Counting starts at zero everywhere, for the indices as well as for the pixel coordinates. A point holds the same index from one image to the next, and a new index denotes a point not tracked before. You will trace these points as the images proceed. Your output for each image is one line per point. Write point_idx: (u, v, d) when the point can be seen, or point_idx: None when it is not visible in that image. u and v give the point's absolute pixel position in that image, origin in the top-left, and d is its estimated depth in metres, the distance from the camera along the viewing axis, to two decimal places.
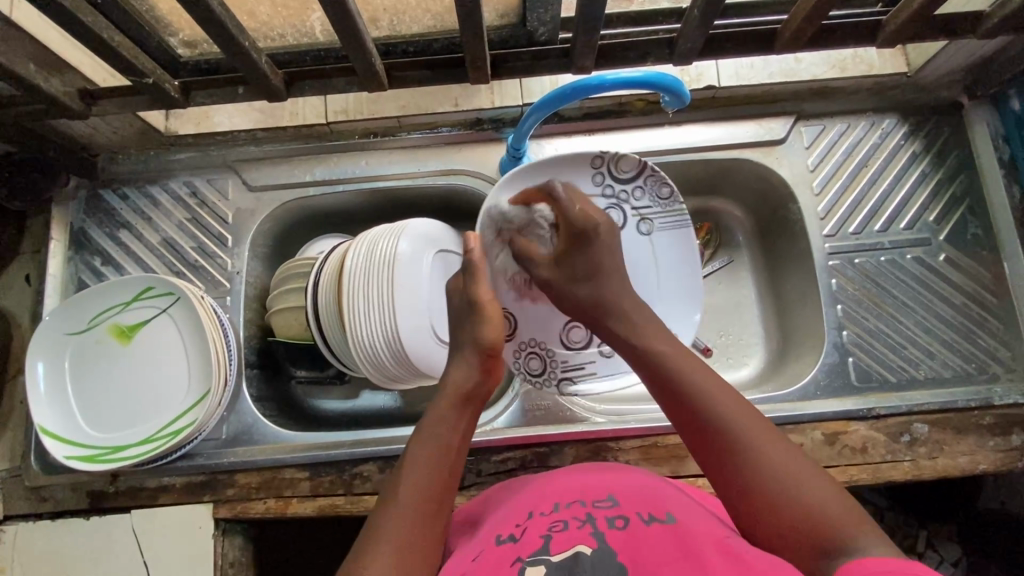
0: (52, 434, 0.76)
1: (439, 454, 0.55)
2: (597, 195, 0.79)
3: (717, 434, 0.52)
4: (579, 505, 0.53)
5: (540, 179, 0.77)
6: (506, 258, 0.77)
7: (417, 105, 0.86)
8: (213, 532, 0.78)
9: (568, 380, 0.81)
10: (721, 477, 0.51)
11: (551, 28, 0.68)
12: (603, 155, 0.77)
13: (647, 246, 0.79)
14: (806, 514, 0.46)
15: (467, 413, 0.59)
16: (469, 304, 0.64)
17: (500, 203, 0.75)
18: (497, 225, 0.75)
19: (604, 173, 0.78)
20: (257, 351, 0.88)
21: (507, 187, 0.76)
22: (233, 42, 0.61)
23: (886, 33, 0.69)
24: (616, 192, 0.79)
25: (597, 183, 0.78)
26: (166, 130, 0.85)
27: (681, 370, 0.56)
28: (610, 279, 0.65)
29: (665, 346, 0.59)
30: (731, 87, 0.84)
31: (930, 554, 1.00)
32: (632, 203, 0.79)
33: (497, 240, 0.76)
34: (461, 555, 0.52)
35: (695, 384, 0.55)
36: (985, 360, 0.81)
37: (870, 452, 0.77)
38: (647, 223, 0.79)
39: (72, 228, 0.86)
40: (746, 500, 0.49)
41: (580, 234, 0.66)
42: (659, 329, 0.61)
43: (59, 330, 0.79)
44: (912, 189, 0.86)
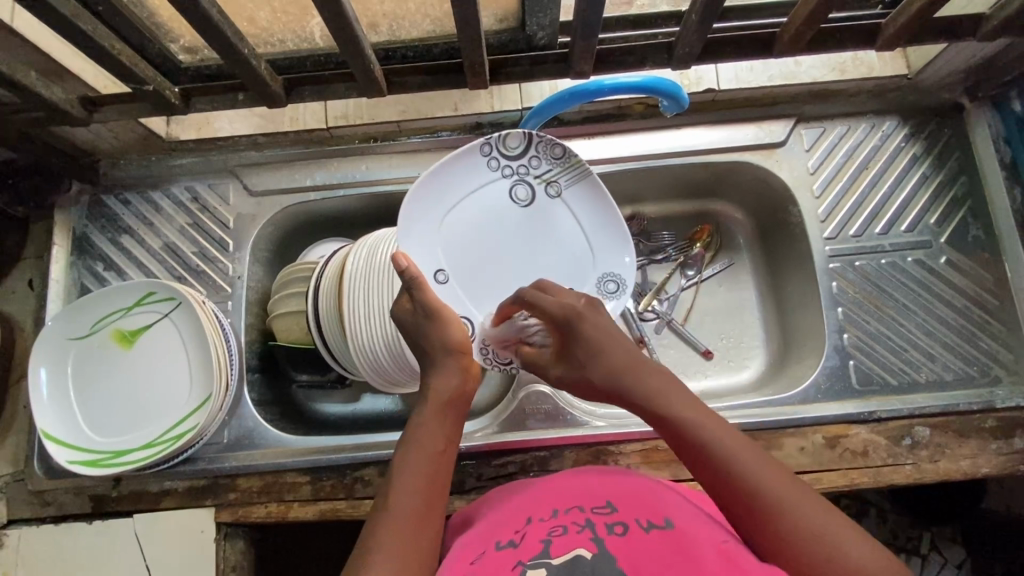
0: (55, 439, 0.76)
1: (427, 453, 0.56)
2: (499, 180, 0.70)
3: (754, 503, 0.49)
4: (578, 510, 0.53)
5: (451, 175, 0.69)
6: (439, 258, 0.68)
7: (416, 110, 0.86)
8: (215, 536, 0.78)
9: None
10: (766, 548, 0.48)
11: (550, 32, 0.69)
12: (488, 138, 0.69)
13: (566, 207, 0.70)
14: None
15: (451, 414, 0.59)
16: (427, 313, 0.62)
17: (412, 211, 0.67)
18: (413, 229, 0.67)
19: (496, 155, 0.70)
20: (259, 355, 0.88)
21: (419, 192, 0.67)
22: (232, 49, 0.61)
23: (886, 36, 0.69)
24: (516, 168, 0.70)
25: (495, 168, 0.70)
26: (167, 135, 0.85)
27: (705, 436, 0.53)
28: (607, 355, 0.59)
29: (681, 408, 0.55)
30: (730, 90, 0.84)
31: (933, 557, 1.01)
32: (534, 173, 0.70)
33: (422, 243, 0.68)
34: (460, 557, 0.51)
35: (718, 448, 0.52)
36: (986, 362, 0.81)
37: (871, 456, 0.77)
38: (554, 187, 0.70)
39: (74, 233, 0.86)
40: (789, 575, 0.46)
41: (569, 322, 0.60)
42: (670, 385, 0.57)
43: (62, 335, 0.79)
44: (913, 191, 0.86)
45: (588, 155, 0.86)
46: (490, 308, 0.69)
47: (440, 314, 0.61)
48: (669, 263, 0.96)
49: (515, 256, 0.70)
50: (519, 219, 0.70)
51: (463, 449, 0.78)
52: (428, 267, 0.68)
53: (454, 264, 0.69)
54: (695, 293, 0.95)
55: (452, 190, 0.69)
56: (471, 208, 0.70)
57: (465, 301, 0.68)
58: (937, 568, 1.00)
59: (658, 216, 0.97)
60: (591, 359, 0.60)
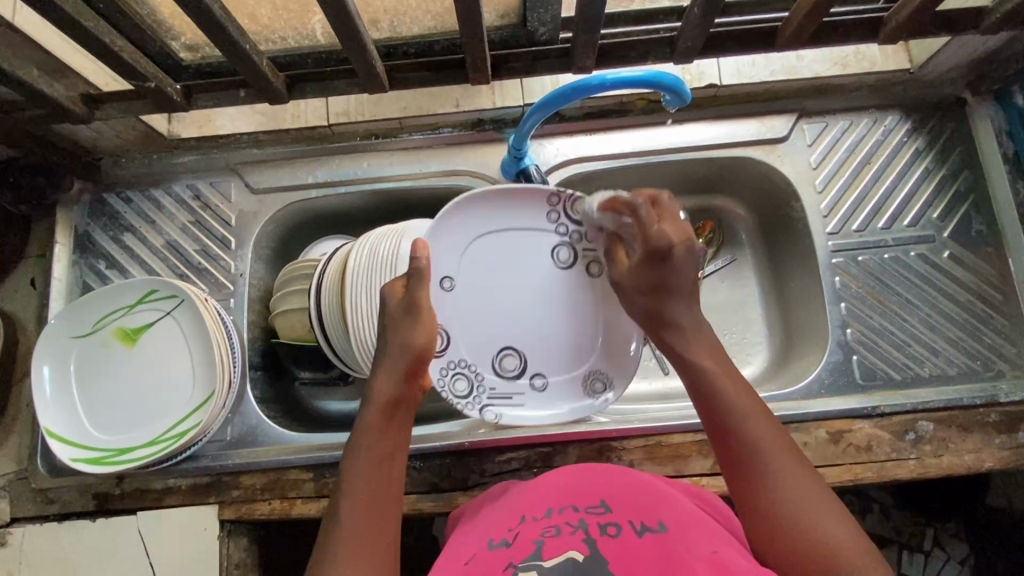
0: (59, 437, 0.76)
1: (373, 467, 0.55)
2: (551, 235, 0.71)
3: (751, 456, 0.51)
4: (571, 511, 0.54)
5: (509, 208, 0.70)
6: (455, 270, 0.69)
7: (418, 106, 0.86)
8: (218, 533, 0.78)
9: (494, 408, 0.71)
10: (748, 496, 0.50)
11: (552, 28, 0.68)
12: (562, 192, 0.70)
13: (593, 290, 0.72)
14: (820, 549, 0.46)
15: (399, 417, 0.59)
16: (407, 308, 0.61)
17: (460, 220, 0.68)
18: (450, 233, 0.68)
19: (561, 210, 0.71)
20: (261, 352, 0.88)
21: (469, 206, 0.68)
22: (233, 45, 0.61)
23: (888, 29, 0.69)
24: (572, 232, 0.71)
25: (553, 221, 0.71)
26: (169, 132, 0.85)
27: (721, 383, 0.54)
28: (687, 293, 0.60)
29: (708, 358, 0.56)
30: (732, 85, 0.84)
31: (936, 553, 1.01)
32: (583, 243, 0.72)
33: (450, 250, 0.69)
34: (451, 560, 0.52)
35: (736, 402, 0.53)
36: (990, 357, 0.81)
37: (874, 450, 0.77)
38: (596, 269, 0.72)
39: (76, 231, 0.86)
40: (764, 527, 0.49)
41: (662, 252, 0.60)
42: (707, 335, 0.58)
43: (64, 333, 0.79)
44: (915, 186, 0.85)
45: (590, 151, 0.86)
46: (471, 340, 0.70)
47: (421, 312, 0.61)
48: None
49: (521, 302, 0.71)
50: (547, 275, 0.72)
51: (465, 446, 0.78)
52: (440, 273, 0.68)
53: (467, 287, 0.69)
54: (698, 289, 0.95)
55: (508, 218, 0.71)
56: (513, 249, 0.71)
57: (454, 324, 0.69)
58: (941, 564, 1.00)
59: None
60: (662, 296, 0.61)
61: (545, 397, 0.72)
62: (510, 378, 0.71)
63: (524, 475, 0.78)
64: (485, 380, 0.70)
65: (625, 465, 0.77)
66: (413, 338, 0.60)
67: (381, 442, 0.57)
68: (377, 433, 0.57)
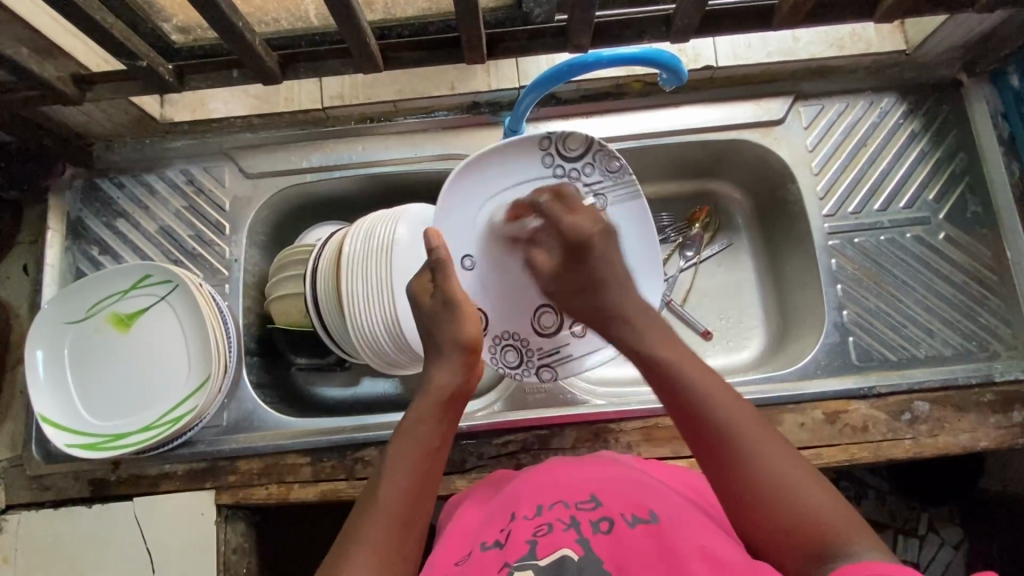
0: (53, 423, 0.76)
1: (420, 457, 0.55)
2: (548, 178, 0.72)
3: (717, 431, 0.51)
4: (562, 506, 0.54)
5: (494, 165, 0.70)
6: (471, 244, 0.70)
7: (412, 89, 0.86)
8: (215, 518, 0.78)
9: (547, 367, 0.74)
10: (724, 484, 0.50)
11: (547, 9, 0.68)
12: (549, 134, 0.71)
13: (606, 222, 0.72)
14: (807, 517, 0.46)
15: (451, 413, 0.59)
16: (445, 300, 0.61)
17: (455, 199, 0.70)
18: (456, 212, 0.70)
19: (553, 152, 0.72)
20: (257, 339, 0.88)
21: (465, 175, 0.70)
22: (226, 22, 0.60)
23: (883, 7, 0.68)
24: (568, 169, 0.72)
25: (547, 165, 0.72)
26: (161, 117, 0.85)
27: (684, 373, 0.55)
28: (609, 291, 0.62)
29: (667, 351, 0.57)
30: (729, 67, 0.84)
31: (931, 537, 1.01)
32: (585, 179, 0.72)
33: (461, 228, 0.70)
34: (445, 558, 0.53)
35: (701, 388, 0.53)
36: (985, 338, 0.81)
37: (871, 431, 0.77)
38: (602, 200, 0.72)
39: (69, 217, 0.86)
40: (740, 501, 0.49)
41: (580, 244, 0.64)
42: (659, 325, 0.59)
43: (58, 320, 0.78)
44: (911, 168, 0.85)
45: (585, 134, 0.85)
46: (506, 312, 0.72)
47: (456, 306, 0.61)
48: (667, 244, 0.96)
49: None
50: None
51: (463, 429, 0.78)
52: (459, 251, 0.70)
53: (479, 252, 0.71)
54: (694, 273, 0.95)
55: (502, 177, 0.71)
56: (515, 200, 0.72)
57: (488, 292, 0.71)
58: (936, 547, 1.01)
59: (656, 197, 0.97)
60: (581, 294, 0.64)
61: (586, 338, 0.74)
62: (551, 333, 0.73)
63: (521, 459, 0.78)
64: (531, 343, 0.73)
65: (623, 446, 0.77)
66: (464, 331, 0.60)
67: (433, 435, 0.57)
68: (433, 425, 0.57)
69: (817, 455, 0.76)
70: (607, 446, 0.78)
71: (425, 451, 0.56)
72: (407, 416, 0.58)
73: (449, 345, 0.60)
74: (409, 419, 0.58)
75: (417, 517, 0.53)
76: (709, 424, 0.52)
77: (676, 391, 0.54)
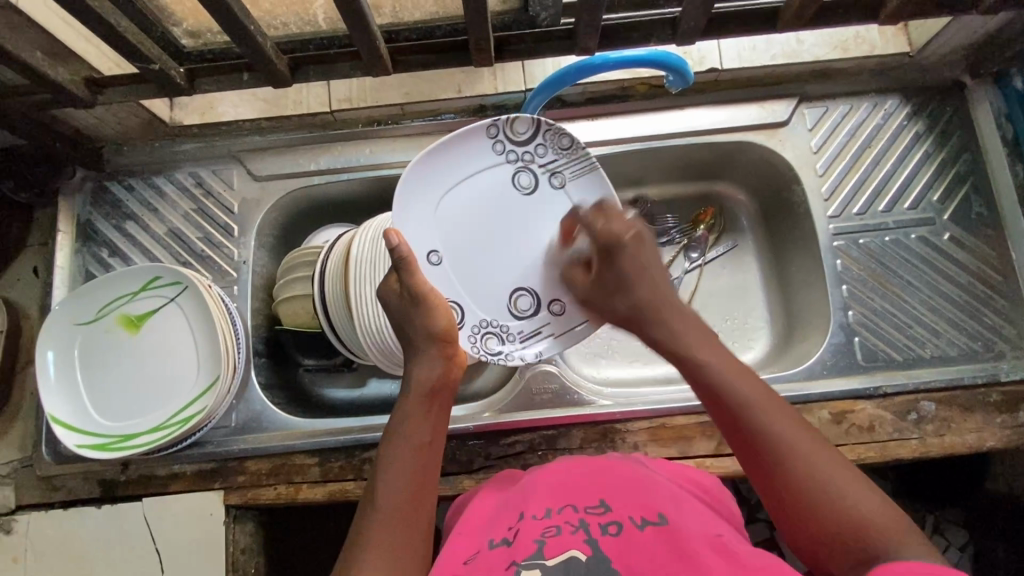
0: (63, 424, 0.77)
1: (409, 454, 0.56)
2: (502, 164, 0.70)
3: (768, 449, 0.51)
4: (571, 510, 0.54)
5: (446, 156, 0.68)
6: (432, 237, 0.68)
7: (420, 92, 0.86)
8: (224, 518, 0.78)
9: (529, 349, 0.71)
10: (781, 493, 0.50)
11: (553, 13, 0.68)
12: (496, 120, 0.69)
13: (562, 199, 0.71)
14: (854, 527, 0.47)
15: (434, 405, 0.59)
16: (411, 296, 0.60)
17: (411, 192, 0.67)
18: (409, 208, 0.67)
19: (502, 139, 0.70)
20: (265, 340, 0.88)
21: (420, 168, 0.67)
22: (238, 26, 0.61)
23: (888, 10, 0.69)
24: (521, 154, 0.70)
25: (499, 152, 0.70)
26: (171, 120, 0.86)
27: (726, 379, 0.54)
28: (640, 286, 0.58)
29: (705, 352, 0.55)
30: (733, 69, 0.85)
31: (938, 539, 1.01)
32: (539, 161, 0.70)
33: (417, 223, 0.67)
34: (453, 554, 0.54)
35: (746, 397, 0.53)
36: (991, 338, 0.81)
37: (877, 431, 0.77)
38: (557, 177, 0.71)
39: (79, 219, 0.86)
40: (789, 509, 0.50)
41: (611, 247, 0.59)
42: (697, 324, 0.57)
43: (68, 322, 0.79)
44: (915, 169, 0.86)
45: (591, 136, 0.86)
46: (479, 295, 0.70)
47: (425, 297, 0.60)
48: (672, 246, 0.96)
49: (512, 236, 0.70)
50: (523, 207, 0.71)
51: (470, 429, 0.78)
52: (422, 246, 0.68)
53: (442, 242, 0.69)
54: (700, 275, 0.95)
55: (456, 168, 0.69)
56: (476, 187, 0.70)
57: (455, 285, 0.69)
58: (942, 550, 1.00)
59: (661, 200, 0.97)
60: (619, 297, 0.59)
61: (566, 315, 0.71)
62: (529, 315, 0.71)
63: (528, 459, 0.78)
64: (510, 328, 0.71)
65: (629, 447, 0.77)
66: (433, 323, 0.60)
67: (417, 429, 0.57)
68: (416, 419, 0.58)
69: None
70: (614, 446, 0.78)
71: (411, 449, 0.56)
72: (394, 416, 0.59)
73: (421, 339, 0.61)
74: (394, 420, 0.58)
75: (416, 512, 0.53)
76: (763, 442, 0.51)
77: (727, 405, 0.53)
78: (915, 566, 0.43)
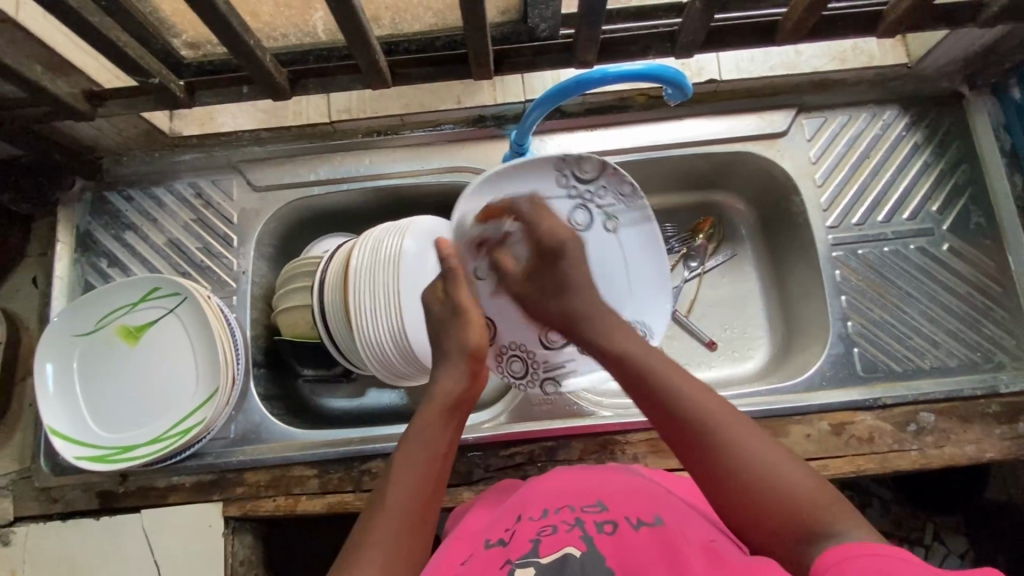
0: (62, 435, 0.76)
1: (427, 462, 0.56)
2: (564, 197, 0.74)
3: (700, 431, 0.53)
4: (568, 509, 0.54)
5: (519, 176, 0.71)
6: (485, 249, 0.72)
7: (420, 103, 0.86)
8: (223, 531, 0.78)
9: (551, 380, 0.78)
10: (711, 476, 0.52)
11: (552, 24, 0.69)
12: (567, 156, 0.72)
13: (614, 244, 0.76)
14: (786, 503, 0.48)
15: (454, 421, 0.59)
16: (451, 310, 0.63)
17: (481, 202, 0.70)
18: (471, 214, 0.70)
19: (568, 174, 0.73)
20: (265, 350, 0.88)
21: (486, 185, 0.70)
22: (237, 40, 0.61)
23: (886, 23, 0.69)
24: (582, 192, 0.74)
25: (561, 186, 0.73)
26: (170, 131, 0.86)
27: (663, 375, 0.57)
28: (579, 296, 0.66)
29: (637, 350, 0.60)
30: (734, 81, 0.85)
31: (936, 548, 1.00)
32: (597, 200, 0.74)
33: (479, 228, 0.71)
34: (452, 557, 0.54)
35: (678, 391, 0.56)
36: (990, 348, 0.81)
37: (877, 442, 0.77)
38: (612, 220, 0.75)
39: (78, 230, 0.86)
40: (713, 487, 0.52)
41: (554, 251, 0.67)
42: (622, 328, 0.63)
43: (68, 333, 0.79)
44: (914, 180, 0.86)
45: (589, 147, 0.86)
46: (514, 323, 0.75)
47: (465, 313, 0.63)
48: (672, 254, 0.96)
49: None
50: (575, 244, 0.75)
51: (470, 441, 0.78)
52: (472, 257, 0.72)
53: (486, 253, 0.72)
54: (699, 284, 0.95)
55: (518, 193, 0.72)
56: None
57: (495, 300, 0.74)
58: (941, 559, 0.99)
59: (660, 209, 0.98)
60: (552, 295, 0.67)
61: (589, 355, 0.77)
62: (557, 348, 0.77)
63: (528, 470, 0.78)
64: (535, 356, 0.77)
65: (629, 458, 0.77)
66: (468, 337, 0.61)
67: (438, 437, 0.58)
68: (438, 427, 0.58)
69: (823, 467, 0.76)
70: (613, 457, 0.78)
71: (429, 454, 0.56)
72: (412, 423, 0.59)
73: (454, 352, 0.62)
74: (416, 422, 0.59)
75: (423, 516, 0.54)
76: (690, 418, 0.54)
77: (660, 403, 0.56)
78: (844, 543, 0.44)
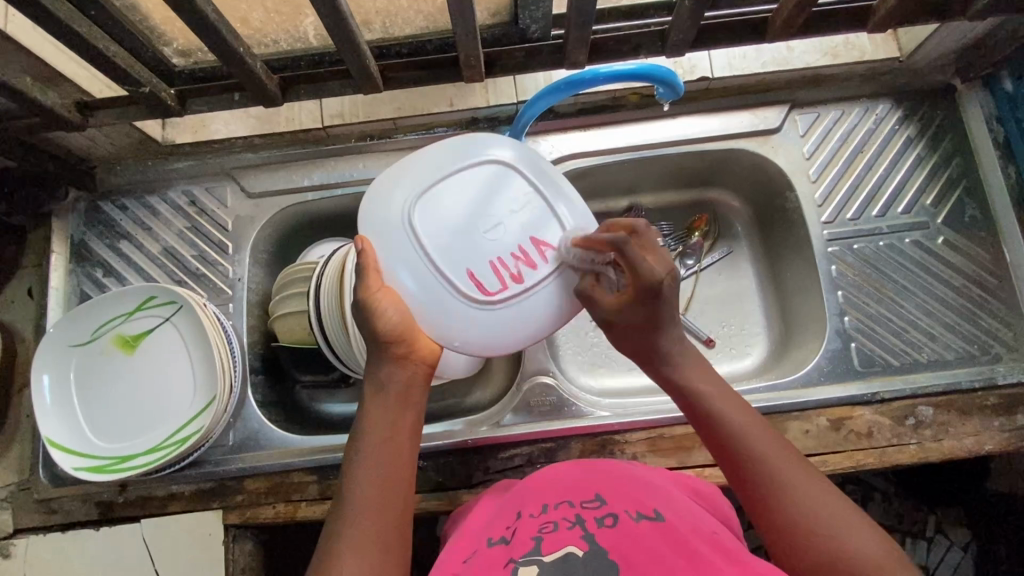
0: (59, 446, 0.76)
1: (378, 443, 0.56)
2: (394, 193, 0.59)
3: (753, 464, 0.54)
4: (568, 505, 0.54)
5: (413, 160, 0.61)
6: (423, 262, 0.57)
7: (411, 106, 0.86)
8: (223, 538, 0.78)
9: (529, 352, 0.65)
10: (764, 512, 0.53)
11: (543, 26, 0.69)
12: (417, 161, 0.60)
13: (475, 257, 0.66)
14: (832, 538, 0.49)
15: (399, 393, 0.59)
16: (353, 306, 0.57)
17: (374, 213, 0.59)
18: (380, 221, 0.58)
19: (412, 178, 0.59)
20: (262, 357, 0.88)
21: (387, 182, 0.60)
22: (227, 48, 0.61)
23: (876, 18, 0.69)
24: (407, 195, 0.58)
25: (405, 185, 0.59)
26: (163, 139, 0.85)
27: (715, 404, 0.58)
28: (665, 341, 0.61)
29: (700, 381, 0.60)
30: (724, 78, 0.84)
31: (939, 539, 1.00)
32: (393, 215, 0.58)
33: (388, 236, 0.58)
34: (453, 555, 0.54)
35: (730, 420, 0.57)
36: (987, 340, 0.81)
37: (875, 436, 0.77)
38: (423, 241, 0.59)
39: (72, 240, 0.86)
40: (775, 521, 0.52)
41: (651, 291, 0.58)
42: (698, 363, 0.62)
43: (64, 343, 0.79)
44: (908, 174, 0.86)
45: (582, 147, 0.86)
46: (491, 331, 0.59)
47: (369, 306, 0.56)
48: (668, 253, 0.96)
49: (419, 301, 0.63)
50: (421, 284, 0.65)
51: (468, 443, 0.78)
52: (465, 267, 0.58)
53: (421, 276, 0.57)
54: (696, 281, 0.95)
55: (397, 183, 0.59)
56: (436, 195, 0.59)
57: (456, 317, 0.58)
58: (944, 549, 1.00)
59: (656, 207, 0.98)
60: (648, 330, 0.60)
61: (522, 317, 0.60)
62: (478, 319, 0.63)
63: (527, 472, 0.78)
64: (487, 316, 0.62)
65: (629, 458, 0.77)
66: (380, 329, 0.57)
67: (390, 412, 0.58)
68: (380, 415, 0.58)
69: (823, 462, 0.76)
70: (613, 456, 0.78)
71: (380, 437, 0.57)
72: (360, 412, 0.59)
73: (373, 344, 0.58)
74: (359, 424, 0.58)
75: (392, 496, 0.55)
76: (744, 456, 0.55)
77: (717, 431, 0.57)
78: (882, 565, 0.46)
